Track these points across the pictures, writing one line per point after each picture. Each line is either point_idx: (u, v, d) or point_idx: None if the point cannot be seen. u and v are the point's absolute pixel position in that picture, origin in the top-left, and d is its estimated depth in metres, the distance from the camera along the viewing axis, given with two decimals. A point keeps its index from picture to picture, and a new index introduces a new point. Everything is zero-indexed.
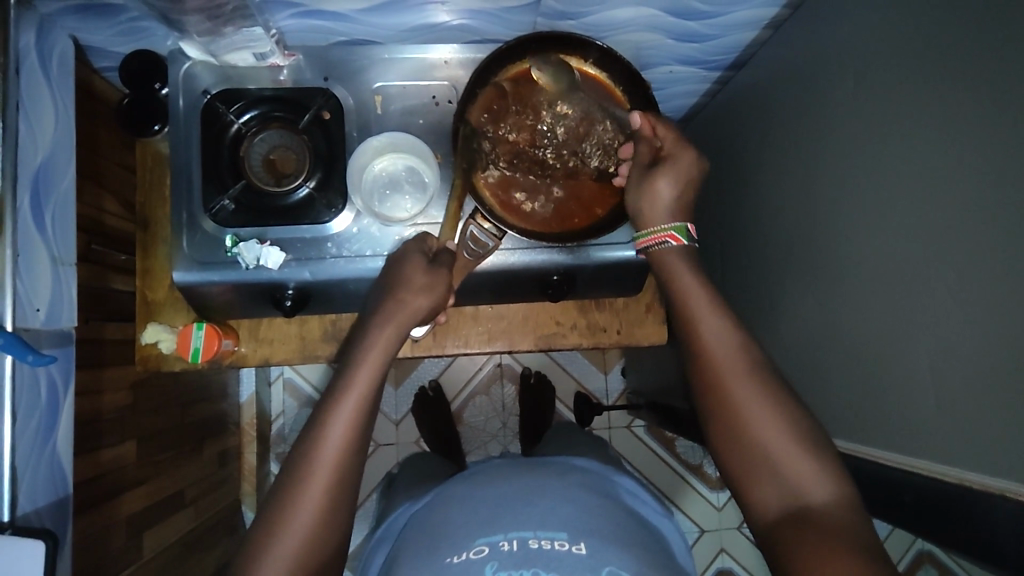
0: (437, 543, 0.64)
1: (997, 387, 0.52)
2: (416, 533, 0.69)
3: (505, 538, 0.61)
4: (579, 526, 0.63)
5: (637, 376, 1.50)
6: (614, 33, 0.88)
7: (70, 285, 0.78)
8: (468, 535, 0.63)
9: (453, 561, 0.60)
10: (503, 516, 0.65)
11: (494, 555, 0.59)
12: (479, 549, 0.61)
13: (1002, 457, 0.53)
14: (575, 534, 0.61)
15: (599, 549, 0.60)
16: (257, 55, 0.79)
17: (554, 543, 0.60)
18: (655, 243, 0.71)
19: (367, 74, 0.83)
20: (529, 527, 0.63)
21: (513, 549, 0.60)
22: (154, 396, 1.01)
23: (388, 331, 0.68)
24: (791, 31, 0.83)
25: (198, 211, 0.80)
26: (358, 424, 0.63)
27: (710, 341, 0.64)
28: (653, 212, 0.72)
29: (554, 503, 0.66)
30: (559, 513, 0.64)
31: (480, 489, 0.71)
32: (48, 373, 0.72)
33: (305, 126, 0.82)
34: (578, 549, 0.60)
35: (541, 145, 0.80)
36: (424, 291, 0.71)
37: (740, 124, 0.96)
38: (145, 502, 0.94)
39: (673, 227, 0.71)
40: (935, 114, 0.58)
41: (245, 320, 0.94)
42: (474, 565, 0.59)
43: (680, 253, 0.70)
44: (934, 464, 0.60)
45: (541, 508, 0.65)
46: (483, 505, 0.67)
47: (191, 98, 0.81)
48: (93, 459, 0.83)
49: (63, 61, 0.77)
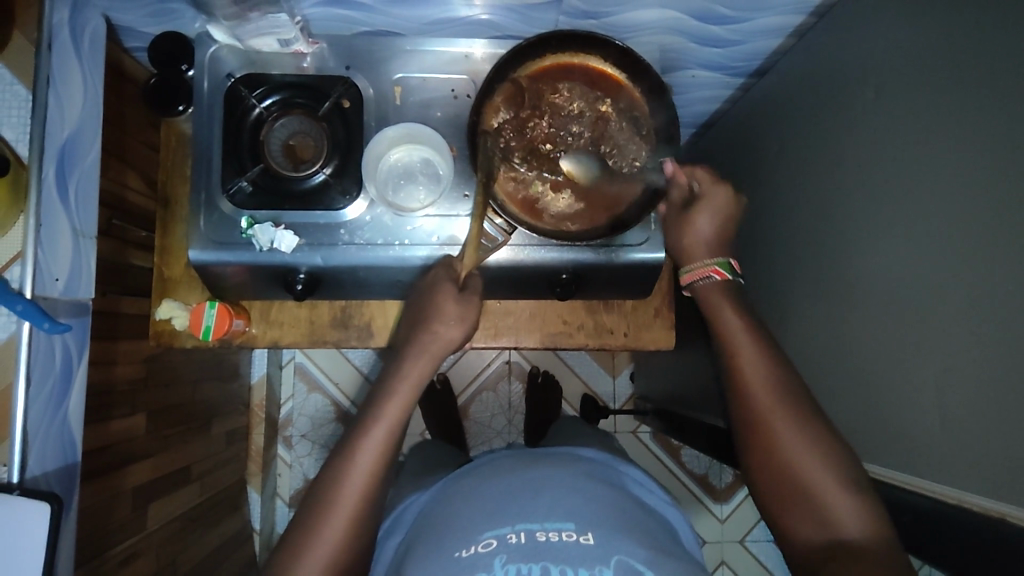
0: (446, 535, 0.64)
1: (1003, 409, 0.52)
2: (426, 528, 0.68)
3: (513, 531, 0.61)
4: (590, 515, 0.62)
5: (645, 382, 1.50)
6: (635, 34, 0.88)
7: (89, 258, 0.80)
8: (477, 526, 0.63)
9: (462, 555, 0.60)
10: (511, 506, 0.64)
11: (503, 548, 0.59)
12: (487, 542, 0.60)
13: (1002, 480, 0.52)
14: (583, 524, 0.61)
15: (608, 539, 0.59)
16: (281, 41, 0.80)
17: (562, 534, 0.60)
18: (701, 277, 0.76)
19: (388, 65, 0.84)
20: (537, 519, 0.62)
21: (522, 542, 0.60)
22: (166, 371, 1.03)
23: (428, 350, 0.71)
24: (812, 41, 0.82)
25: (216, 191, 0.82)
26: (384, 449, 0.65)
27: (754, 376, 0.66)
28: (692, 248, 0.78)
29: (562, 492, 0.65)
30: (566, 504, 0.64)
31: (488, 481, 0.70)
32: (63, 341, 0.74)
33: (325, 114, 0.82)
34: (586, 539, 0.59)
35: (557, 143, 0.81)
36: (455, 322, 0.73)
37: (758, 133, 0.95)
38: (151, 475, 0.96)
39: (717, 263, 0.76)
40: (953, 125, 0.57)
41: (257, 301, 0.95)
42: (483, 559, 0.59)
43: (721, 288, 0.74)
44: (938, 485, 0.59)
45: (549, 498, 0.64)
46: (494, 495, 0.67)
47: (215, 80, 0.83)
48: (104, 429, 0.85)
49: (94, 39, 0.79)
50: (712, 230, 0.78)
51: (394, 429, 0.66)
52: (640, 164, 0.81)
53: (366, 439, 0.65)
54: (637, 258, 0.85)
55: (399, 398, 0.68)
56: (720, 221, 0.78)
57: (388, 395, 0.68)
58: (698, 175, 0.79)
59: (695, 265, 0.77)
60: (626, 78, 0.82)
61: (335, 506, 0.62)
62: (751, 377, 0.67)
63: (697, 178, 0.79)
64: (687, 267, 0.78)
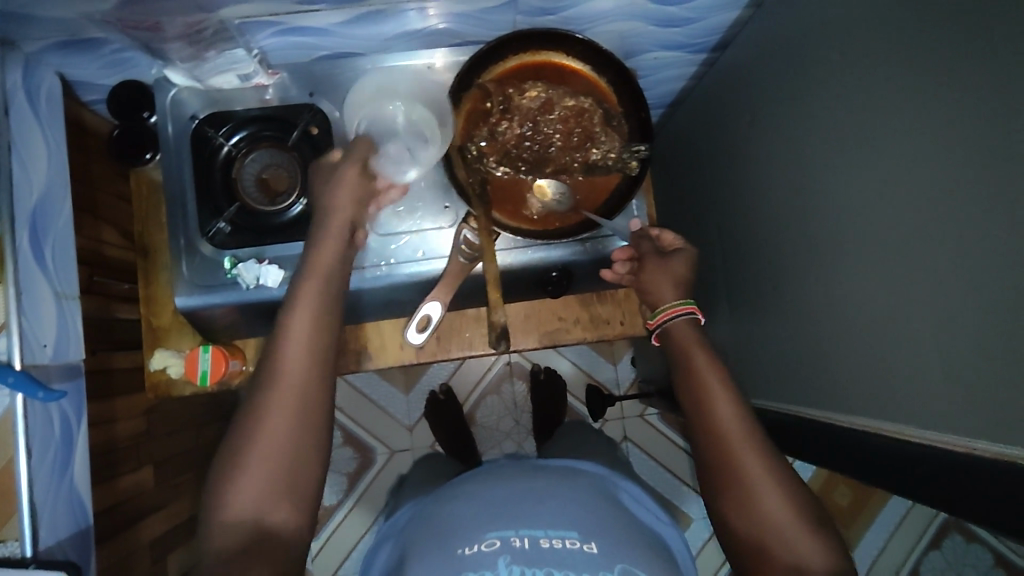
0: (447, 535, 0.65)
1: (990, 351, 0.52)
2: (421, 532, 0.69)
3: (517, 534, 0.62)
4: (591, 525, 0.64)
5: (646, 364, 1.50)
6: (595, 24, 0.88)
7: (76, 320, 0.79)
8: (478, 527, 0.64)
9: (465, 552, 0.61)
10: (514, 512, 0.65)
11: (506, 549, 0.61)
12: (490, 542, 0.61)
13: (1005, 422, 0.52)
14: (586, 533, 0.63)
15: (611, 549, 0.61)
16: (241, 77, 0.81)
17: (565, 542, 0.61)
18: (671, 315, 0.74)
19: (351, 87, 0.84)
20: (540, 526, 0.63)
21: (525, 547, 0.61)
22: (168, 419, 1.02)
23: (330, 249, 0.65)
24: (770, 9, 0.83)
25: (196, 236, 0.81)
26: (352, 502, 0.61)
27: (720, 409, 0.66)
28: (663, 291, 0.77)
29: (565, 502, 0.67)
30: (570, 513, 0.65)
31: (484, 490, 0.71)
32: (60, 408, 0.73)
33: (294, 144, 0.82)
34: (589, 548, 0.61)
35: (526, 143, 0.81)
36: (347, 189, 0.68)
37: (724, 106, 0.96)
38: (166, 525, 0.95)
39: (686, 303, 0.75)
40: None
41: (250, 340, 0.95)
42: (487, 559, 0.60)
43: (695, 328, 0.74)
44: (944, 434, 0.59)
45: (552, 509, 0.66)
46: (491, 502, 0.68)
47: (180, 124, 0.82)
48: (113, 488, 0.84)
49: (51, 97, 0.77)
50: (687, 276, 0.78)
51: (307, 361, 0.61)
52: (615, 155, 0.81)
53: (282, 383, 0.59)
54: (616, 268, 0.83)
55: (302, 313, 0.62)
56: (689, 272, 0.79)
57: (294, 315, 0.62)
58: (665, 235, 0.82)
59: (664, 306, 0.76)
60: (554, 196, 0.82)
61: (263, 469, 0.57)
62: (721, 420, 0.66)
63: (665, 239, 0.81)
64: (658, 309, 0.77)
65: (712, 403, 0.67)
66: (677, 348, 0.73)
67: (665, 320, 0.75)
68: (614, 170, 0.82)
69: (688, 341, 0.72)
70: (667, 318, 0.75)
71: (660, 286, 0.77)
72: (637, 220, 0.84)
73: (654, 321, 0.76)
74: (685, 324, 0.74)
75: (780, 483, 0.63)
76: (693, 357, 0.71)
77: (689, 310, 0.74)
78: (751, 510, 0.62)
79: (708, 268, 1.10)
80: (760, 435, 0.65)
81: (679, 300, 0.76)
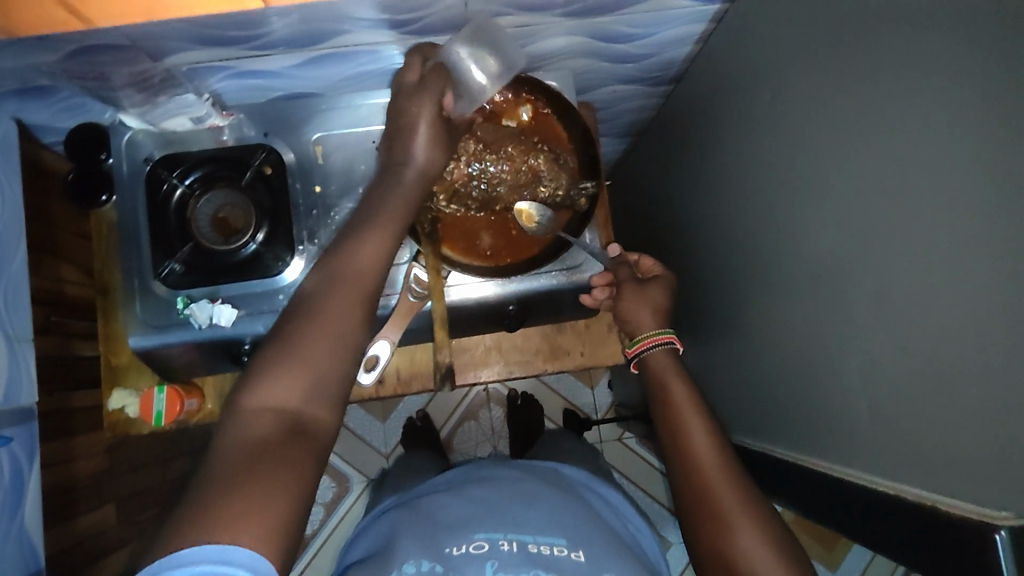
0: (433, 529, 0.62)
1: (923, 391, 0.52)
2: (406, 519, 0.65)
3: (506, 538, 0.60)
4: (577, 530, 0.62)
5: (622, 389, 1.50)
6: (547, 63, 0.90)
7: (28, 362, 0.79)
8: (468, 526, 0.62)
9: (451, 552, 0.59)
10: (503, 515, 0.63)
11: (494, 554, 0.58)
12: (479, 545, 0.59)
13: (937, 465, 0.51)
14: (574, 540, 0.61)
15: (597, 557, 0.60)
16: (194, 119, 0.83)
17: (553, 548, 0.59)
18: (651, 344, 0.79)
19: (306, 126, 0.85)
20: (528, 531, 0.61)
21: (514, 550, 0.59)
22: (132, 456, 1.01)
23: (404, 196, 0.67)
24: (718, 47, 0.85)
25: (150, 275, 0.82)
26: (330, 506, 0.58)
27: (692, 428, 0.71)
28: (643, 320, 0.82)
29: (552, 507, 0.65)
30: (557, 518, 0.63)
31: (478, 489, 0.68)
32: (8, 452, 0.74)
33: (248, 183, 0.83)
34: (577, 556, 0.59)
35: (476, 182, 0.81)
36: (421, 145, 0.70)
37: (681, 139, 0.98)
38: (126, 564, 0.95)
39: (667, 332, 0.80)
40: (840, 123, 0.59)
41: (210, 377, 0.95)
42: (473, 564, 0.58)
43: (672, 357, 0.78)
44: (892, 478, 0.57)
45: (539, 514, 0.63)
46: (480, 502, 0.65)
47: (134, 166, 0.84)
48: (68, 529, 0.84)
49: (6, 142, 0.79)
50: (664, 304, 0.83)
51: (369, 290, 0.59)
52: (563, 191, 0.83)
53: (342, 296, 0.58)
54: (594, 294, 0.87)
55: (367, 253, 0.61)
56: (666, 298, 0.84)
57: (361, 246, 0.61)
58: (644, 261, 0.88)
59: (642, 335, 0.81)
60: (538, 219, 0.82)
61: (304, 371, 0.54)
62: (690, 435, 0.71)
63: (644, 267, 0.87)
64: (636, 338, 0.81)
65: (685, 422, 0.72)
66: (654, 373, 0.78)
67: (645, 350, 0.79)
68: (562, 206, 0.84)
69: (666, 368, 0.78)
70: (645, 346, 0.79)
71: (639, 314, 0.82)
72: (615, 246, 0.87)
73: (632, 350, 0.81)
74: (664, 353, 0.79)
75: (741, 490, 0.65)
76: (669, 383, 0.76)
77: (669, 339, 0.79)
78: (718, 523, 0.63)
79: (675, 297, 1.11)
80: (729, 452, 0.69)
81: (659, 329, 0.81)
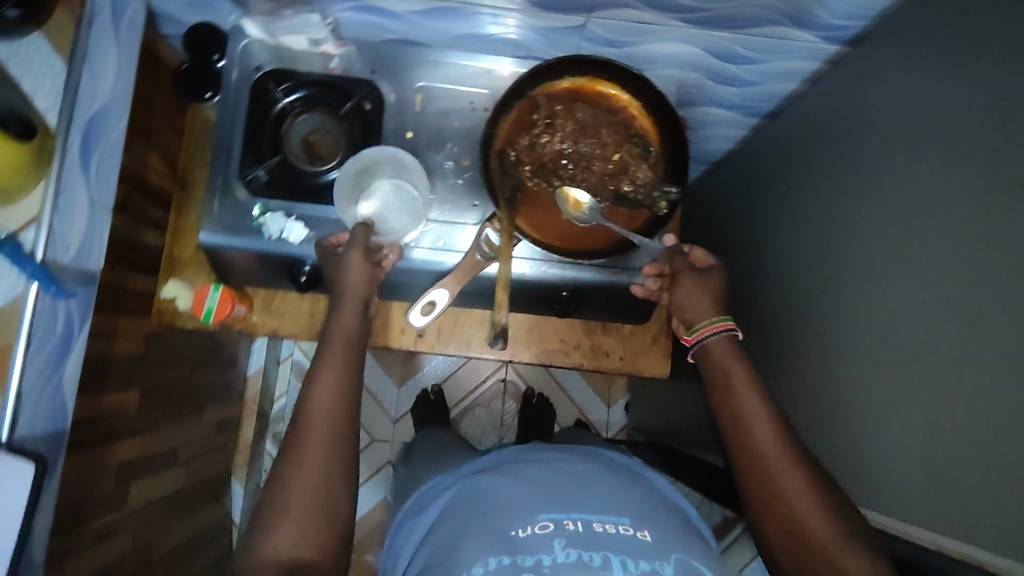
0: (496, 510, 0.62)
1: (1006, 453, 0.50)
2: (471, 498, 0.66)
3: (570, 517, 0.60)
4: (641, 509, 0.62)
5: (640, 412, 1.49)
6: (654, 66, 0.91)
7: (102, 230, 0.82)
8: (529, 505, 0.61)
9: (518, 535, 0.59)
10: (564, 492, 0.63)
11: (560, 532, 0.58)
12: (544, 524, 0.59)
13: (1001, 525, 0.50)
14: (639, 519, 0.61)
15: (664, 537, 0.59)
16: (311, 41, 0.86)
17: (618, 527, 0.59)
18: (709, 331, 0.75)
19: (411, 72, 0.86)
20: (591, 510, 0.61)
21: (579, 529, 0.59)
22: (165, 352, 1.04)
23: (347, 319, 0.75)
24: (825, 86, 0.85)
25: (233, 178, 0.83)
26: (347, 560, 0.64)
27: (773, 450, 0.67)
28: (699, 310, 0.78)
29: (608, 486, 0.64)
30: (617, 498, 0.63)
31: (529, 465, 0.68)
32: (66, 308, 0.76)
33: (345, 113, 0.85)
34: (643, 535, 0.59)
35: (564, 162, 0.82)
36: (359, 273, 0.76)
37: (764, 173, 0.97)
38: (137, 452, 0.96)
39: (721, 318, 0.76)
40: (949, 174, 0.59)
41: (260, 290, 0.97)
42: (543, 543, 0.58)
43: (733, 346, 0.75)
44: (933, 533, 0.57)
45: (599, 492, 0.63)
46: (537, 480, 0.65)
47: (245, 71, 0.85)
48: (96, 401, 0.85)
49: (132, 22, 0.82)
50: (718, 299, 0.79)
51: (328, 419, 0.68)
52: (646, 191, 0.81)
53: (308, 432, 0.67)
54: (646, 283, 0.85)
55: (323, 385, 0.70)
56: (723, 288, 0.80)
57: (317, 383, 0.70)
58: (696, 252, 0.84)
59: (701, 323, 0.77)
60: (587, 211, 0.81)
61: (296, 511, 0.63)
62: (774, 461, 0.66)
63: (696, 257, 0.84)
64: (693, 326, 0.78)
65: (761, 443, 0.67)
66: (721, 377, 0.73)
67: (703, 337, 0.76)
68: (642, 205, 0.82)
69: (732, 371, 0.73)
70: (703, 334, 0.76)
71: (697, 306, 0.78)
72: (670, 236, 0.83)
73: (690, 337, 0.78)
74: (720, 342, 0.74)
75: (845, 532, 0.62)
76: (739, 398, 0.71)
77: (727, 326, 0.75)
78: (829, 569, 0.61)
79: None
80: (815, 480, 0.65)
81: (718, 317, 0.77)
